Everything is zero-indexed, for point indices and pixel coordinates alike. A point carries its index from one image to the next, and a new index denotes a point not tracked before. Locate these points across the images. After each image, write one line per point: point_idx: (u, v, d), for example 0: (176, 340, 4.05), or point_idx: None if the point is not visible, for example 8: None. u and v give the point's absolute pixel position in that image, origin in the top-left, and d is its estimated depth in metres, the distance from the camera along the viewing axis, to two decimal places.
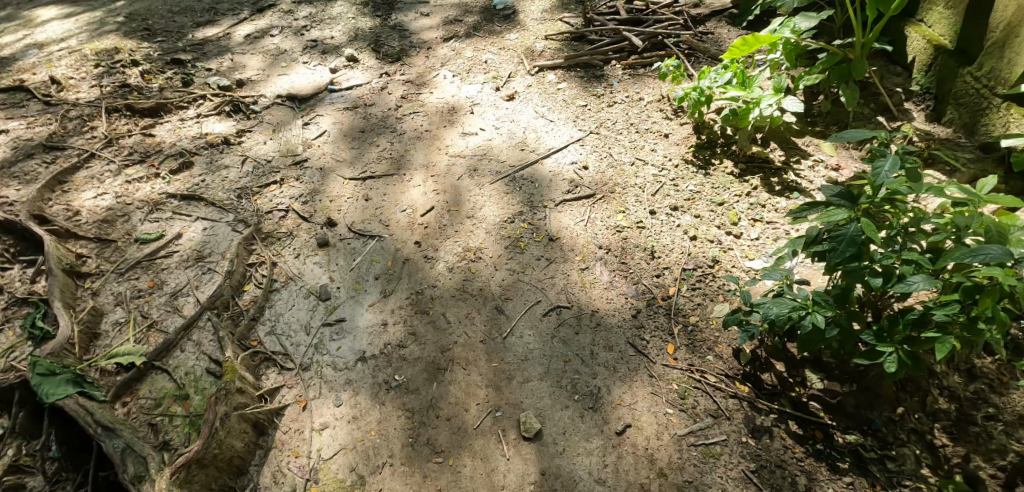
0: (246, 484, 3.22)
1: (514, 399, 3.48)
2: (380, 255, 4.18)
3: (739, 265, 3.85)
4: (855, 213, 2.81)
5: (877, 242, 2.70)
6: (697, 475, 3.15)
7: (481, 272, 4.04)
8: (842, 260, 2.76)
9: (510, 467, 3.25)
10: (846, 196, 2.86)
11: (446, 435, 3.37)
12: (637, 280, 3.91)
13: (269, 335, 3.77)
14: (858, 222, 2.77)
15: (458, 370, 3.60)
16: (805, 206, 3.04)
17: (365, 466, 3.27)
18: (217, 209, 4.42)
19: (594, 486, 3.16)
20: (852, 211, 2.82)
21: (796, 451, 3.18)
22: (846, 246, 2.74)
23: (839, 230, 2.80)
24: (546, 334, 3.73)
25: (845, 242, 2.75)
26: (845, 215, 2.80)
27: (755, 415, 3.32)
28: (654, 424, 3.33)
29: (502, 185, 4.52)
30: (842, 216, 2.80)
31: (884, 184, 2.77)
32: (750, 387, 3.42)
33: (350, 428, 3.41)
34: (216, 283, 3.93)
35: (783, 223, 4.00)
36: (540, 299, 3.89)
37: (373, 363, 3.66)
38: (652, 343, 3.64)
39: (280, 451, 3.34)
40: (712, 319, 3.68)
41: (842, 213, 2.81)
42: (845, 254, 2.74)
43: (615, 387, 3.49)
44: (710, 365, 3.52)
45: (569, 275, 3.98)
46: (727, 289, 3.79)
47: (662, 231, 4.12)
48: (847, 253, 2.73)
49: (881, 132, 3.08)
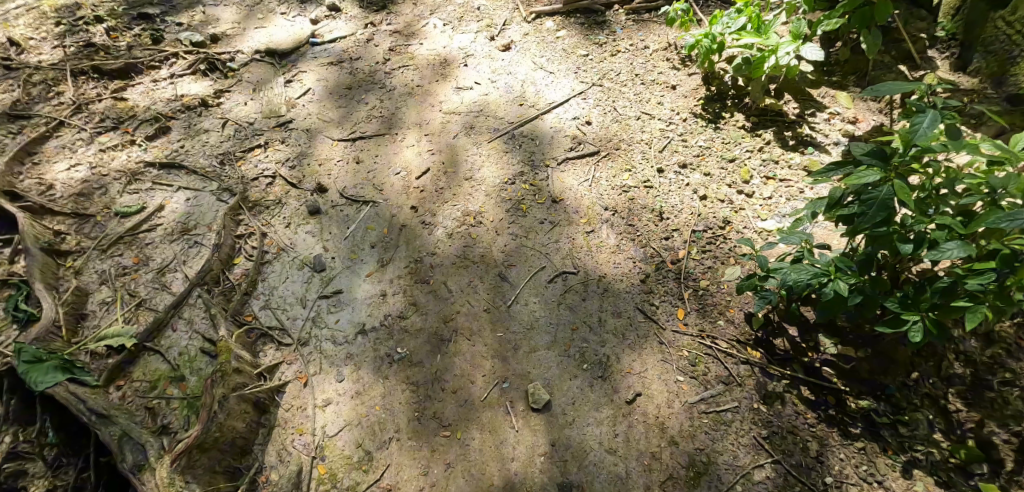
0: (251, 464, 3.19)
1: (521, 369, 3.43)
2: (376, 222, 3.99)
3: (750, 226, 3.71)
4: (888, 174, 2.61)
5: (910, 207, 2.54)
6: (708, 443, 3.16)
7: (482, 238, 3.88)
8: (871, 225, 2.60)
9: (519, 439, 3.23)
10: (877, 155, 2.66)
11: (453, 407, 3.34)
12: (645, 243, 3.78)
13: (264, 309, 3.64)
14: (891, 184, 2.59)
15: (462, 341, 3.53)
16: (830, 165, 2.84)
17: (371, 442, 3.25)
18: (199, 177, 4.18)
19: (606, 456, 3.16)
20: (884, 171, 2.63)
21: (807, 417, 3.18)
22: (876, 210, 2.58)
23: (869, 192, 2.62)
24: (552, 302, 3.63)
25: (876, 207, 2.58)
26: (877, 177, 2.61)
27: (767, 382, 3.28)
28: (665, 392, 3.30)
29: (502, 144, 4.30)
30: (873, 178, 2.61)
31: (921, 142, 2.56)
32: (762, 353, 3.37)
33: (354, 403, 3.36)
34: (204, 258, 3.75)
35: (796, 181, 3.84)
36: (546, 265, 3.77)
37: (374, 336, 3.57)
38: (661, 308, 3.55)
39: (283, 429, 3.29)
40: (723, 283, 3.57)
41: (874, 174, 2.61)
42: (876, 219, 2.58)
43: (624, 355, 3.42)
44: (722, 331, 3.45)
45: (575, 239, 3.84)
46: (740, 251, 3.65)
47: (671, 191, 3.95)
48: (877, 218, 2.57)
49: (919, 85, 2.84)
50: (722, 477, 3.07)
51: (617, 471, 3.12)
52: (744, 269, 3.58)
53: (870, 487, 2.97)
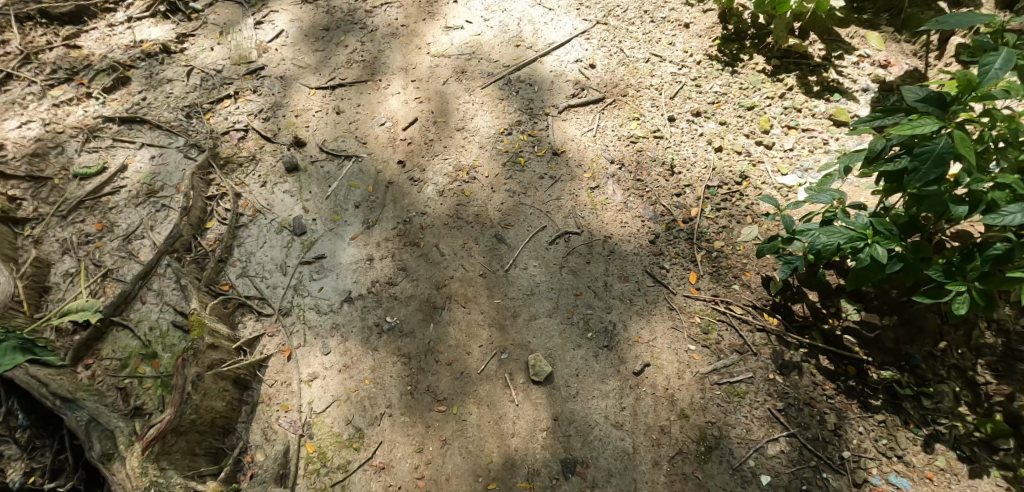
0: (235, 443, 3.05)
1: (520, 339, 3.21)
2: (359, 179, 3.65)
3: (768, 182, 3.45)
4: (946, 124, 2.31)
5: (970, 163, 2.24)
6: (720, 415, 3.00)
7: (476, 195, 3.56)
8: (923, 183, 2.32)
9: (519, 413, 3.06)
10: (935, 102, 2.35)
11: (448, 381, 3.14)
12: (654, 200, 3.52)
13: (241, 277, 3.41)
14: (949, 136, 2.28)
15: (457, 309, 3.28)
16: (878, 114, 2.55)
17: (362, 418, 3.09)
18: (164, 133, 3.84)
19: (611, 430, 3.00)
20: (941, 120, 2.32)
21: (826, 388, 3.01)
22: (931, 167, 2.27)
23: (924, 145, 2.31)
24: (553, 265, 3.38)
25: (930, 162, 2.28)
26: (934, 127, 2.30)
27: (784, 351, 3.11)
28: (674, 362, 3.12)
29: (497, 90, 3.92)
30: (931, 128, 2.30)
31: (987, 87, 2.27)
32: (779, 319, 3.18)
33: (342, 377, 3.18)
34: (172, 222, 3.48)
35: (820, 131, 3.52)
36: (546, 225, 3.48)
37: (362, 304, 3.32)
38: (672, 271, 3.34)
39: (268, 406, 3.14)
40: (740, 244, 3.35)
41: (932, 124, 2.30)
42: (929, 177, 2.29)
43: (631, 321, 3.23)
44: (737, 295, 3.26)
45: (578, 196, 3.55)
46: (759, 209, 3.40)
47: (683, 142, 3.65)
48: (931, 176, 2.28)
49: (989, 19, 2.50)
50: (735, 452, 2.92)
51: (624, 446, 2.96)
52: (761, 230, 3.35)
53: (889, 461, 2.82)
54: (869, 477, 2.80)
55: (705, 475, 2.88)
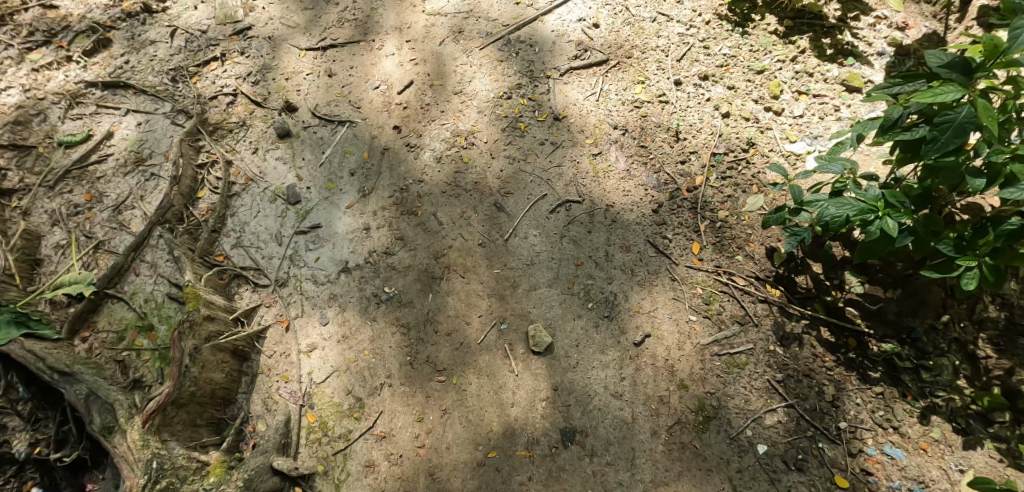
0: (236, 414, 3.06)
1: (520, 309, 3.19)
2: (354, 146, 3.56)
3: (777, 149, 3.41)
4: (970, 92, 2.21)
5: (992, 134, 2.16)
6: (720, 386, 3.02)
7: (475, 162, 3.47)
8: (940, 154, 2.25)
9: (519, 383, 3.06)
10: (959, 67, 2.25)
11: (447, 351, 3.13)
12: (657, 168, 3.46)
13: (235, 248, 3.37)
14: (972, 105, 2.19)
15: (456, 279, 3.25)
16: (897, 79, 2.46)
17: (362, 388, 3.09)
18: (150, 98, 3.76)
19: (611, 400, 3.01)
20: (965, 87, 2.23)
21: (826, 360, 3.04)
22: (951, 137, 2.20)
23: (944, 114, 2.23)
24: (553, 235, 3.32)
25: (950, 132, 2.20)
26: (957, 95, 2.21)
27: (786, 322, 3.12)
28: (675, 333, 3.13)
29: (496, 51, 3.77)
30: (953, 96, 2.21)
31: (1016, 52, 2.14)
32: (782, 291, 3.18)
33: (341, 348, 3.16)
34: (163, 192, 3.42)
35: (831, 97, 3.49)
36: (546, 194, 3.41)
37: (359, 274, 3.28)
38: (675, 242, 3.31)
39: (268, 377, 3.13)
40: (744, 214, 3.32)
41: (954, 92, 2.21)
42: (947, 148, 2.22)
43: (632, 291, 3.21)
44: (740, 267, 3.25)
45: (580, 163, 3.47)
46: (765, 178, 3.36)
47: (689, 107, 3.58)
48: (950, 147, 2.21)
49: None
50: (732, 421, 2.95)
51: (623, 416, 2.98)
52: (768, 199, 3.31)
53: (885, 432, 2.86)
54: (864, 448, 2.85)
55: (703, 445, 2.91)
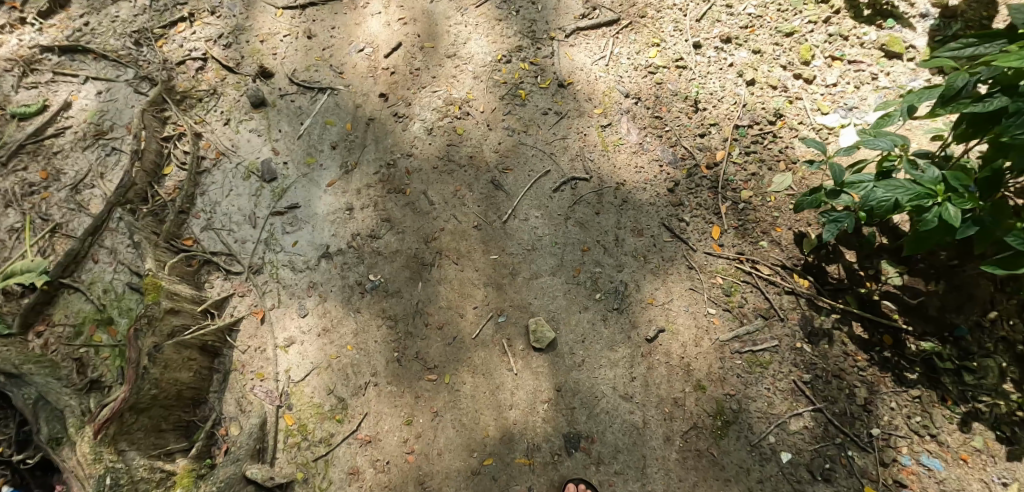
0: (208, 415, 2.79)
1: (520, 300, 2.86)
2: (336, 116, 3.18)
3: (806, 121, 3.06)
4: None
5: None
6: (740, 388, 2.73)
7: (469, 134, 3.10)
8: None
9: (519, 383, 2.75)
10: None
11: (438, 347, 2.82)
12: (674, 141, 3.08)
13: (205, 231, 3.06)
14: None
15: (449, 266, 2.91)
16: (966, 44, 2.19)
17: (345, 388, 2.80)
18: (111, 64, 3.40)
19: (619, 403, 2.70)
20: None
21: (858, 360, 2.73)
22: None
23: None
24: (557, 216, 2.97)
25: None
26: None
27: (815, 316, 2.82)
28: (692, 328, 2.82)
29: (494, 9, 3.36)
30: None
31: None
32: (811, 282, 2.86)
33: (322, 343, 2.86)
34: (123, 169, 3.09)
35: (868, 64, 3.11)
36: (549, 170, 3.04)
37: (341, 260, 2.94)
38: (693, 225, 2.96)
39: (242, 374, 2.85)
40: (770, 194, 2.98)
41: None
42: None
43: (645, 280, 2.88)
44: (764, 254, 2.92)
45: (587, 135, 3.09)
46: (794, 153, 3.01)
47: (709, 73, 3.19)
48: None
49: None
50: (753, 427, 2.67)
51: (633, 420, 2.68)
52: (795, 178, 2.97)
53: (921, 440, 2.58)
54: (897, 457, 2.57)
55: (720, 452, 2.63)
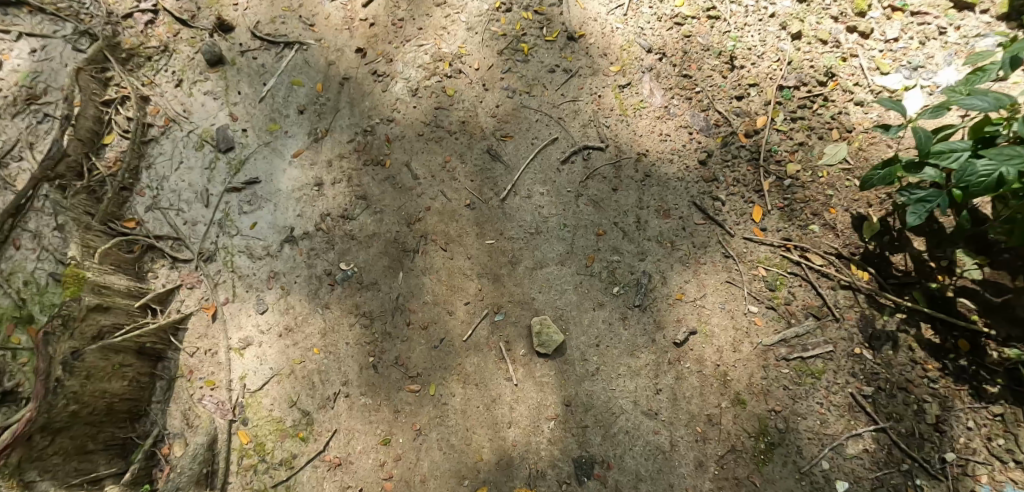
0: (149, 430, 2.36)
1: (521, 294, 2.38)
2: (305, 75, 2.69)
3: (863, 82, 2.52)
4: None
5: None
6: (787, 403, 2.25)
7: (462, 95, 2.61)
8: None
9: (520, 396, 2.27)
10: None
11: (422, 351, 2.34)
12: (706, 104, 2.56)
13: (150, 211, 2.59)
14: None
15: (435, 253, 2.43)
16: None
17: (310, 399, 2.33)
18: (48, 18, 2.81)
19: (641, 420, 2.23)
20: None
21: (927, 369, 2.23)
22: None
23: None
24: (566, 193, 2.48)
25: None
26: None
27: (876, 316, 2.30)
28: (729, 330, 2.33)
29: None
30: None
31: None
32: (871, 274, 2.33)
33: (283, 345, 2.38)
34: (55, 137, 2.55)
35: (935, 15, 2.55)
36: (557, 137, 2.54)
37: (308, 246, 2.47)
38: (730, 205, 2.46)
39: (189, 382, 2.40)
40: (822, 170, 2.44)
41: None
42: None
43: (673, 271, 2.39)
44: (816, 240, 2.40)
45: (601, 97, 2.59)
46: (849, 120, 2.48)
47: (746, 25, 2.62)
48: None
49: None
50: (803, 450, 2.19)
51: (659, 442, 2.21)
52: (851, 149, 2.44)
53: (1004, 467, 2.09)
54: (976, 488, 2.09)
55: (763, 481, 2.17)
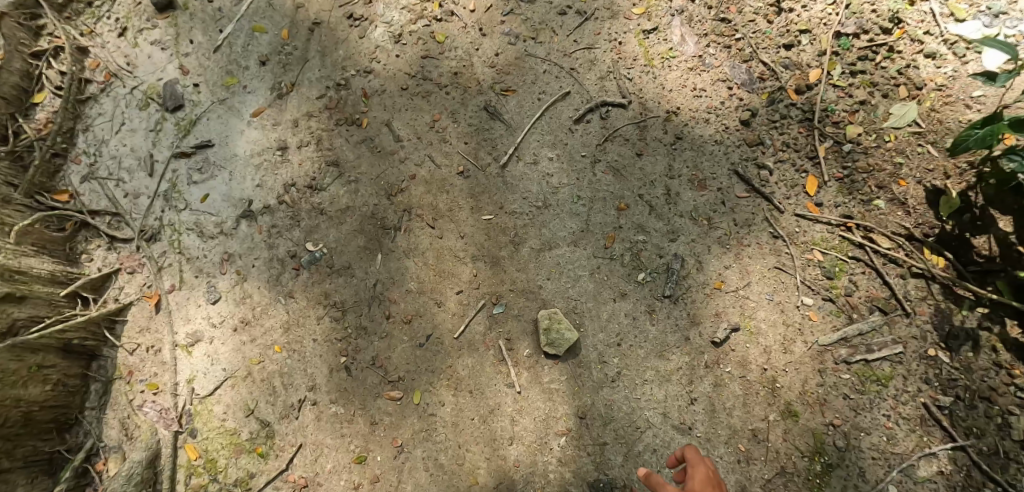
0: (82, 442, 1.97)
1: (526, 281, 1.97)
2: (268, 21, 2.24)
3: (934, 31, 2.03)
4: None
5: None
6: (849, 415, 1.84)
7: (455, 41, 2.18)
8: None
9: (523, 406, 1.87)
10: None
11: (405, 351, 1.93)
12: (748, 54, 2.12)
13: (86, 181, 2.17)
14: None
15: (421, 232, 2.02)
16: None
17: (270, 408, 1.92)
18: None
19: (672, 437, 1.83)
20: None
21: (1015, 376, 1.80)
22: None
23: None
24: (580, 158, 2.06)
25: None
26: None
27: (953, 311, 1.88)
28: (778, 326, 1.92)
29: None
30: None
31: None
32: (948, 260, 1.91)
33: (239, 342, 1.98)
34: None
35: None
36: (568, 90, 2.12)
37: (268, 223, 2.05)
38: (778, 175, 2.03)
39: (129, 385, 2.00)
40: (889, 133, 2.01)
41: None
42: None
43: (710, 254, 1.97)
44: (882, 219, 1.97)
45: (622, 44, 2.16)
46: (917, 77, 2.02)
47: None
48: None
49: None
50: (866, 473, 1.80)
51: None
52: (921, 110, 2.00)
53: None
54: None
55: None
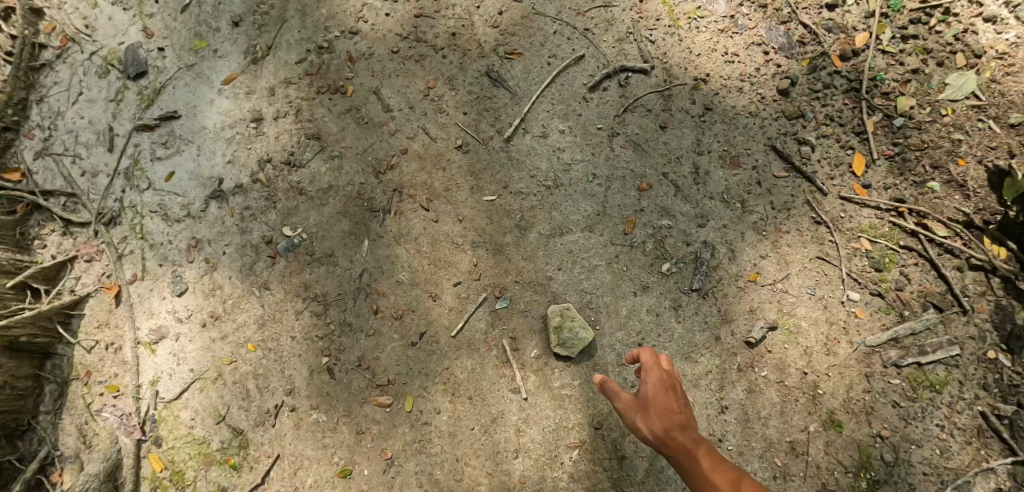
0: (35, 449, 1.73)
1: (534, 271, 1.73)
2: None
3: None
4: None
5: None
6: (902, 426, 1.61)
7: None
8: None
9: (530, 415, 1.64)
10: None
11: (395, 351, 1.70)
12: (786, 15, 1.87)
13: (40, 159, 1.89)
14: None
15: (413, 215, 1.78)
16: None
17: (242, 414, 1.69)
18: None
19: None
20: None
21: None
22: None
23: None
24: (595, 131, 1.82)
25: None
26: None
27: (1016, 308, 1.64)
28: (821, 324, 1.68)
29: None
30: None
31: None
32: (1011, 253, 1.66)
33: (208, 340, 1.74)
34: None
35: None
36: (583, 53, 1.87)
37: (242, 204, 1.81)
38: (821, 152, 1.79)
39: (87, 387, 1.76)
40: (946, 106, 1.76)
41: None
42: None
43: (744, 242, 1.74)
44: (937, 204, 1.73)
45: (643, 3, 1.90)
46: (977, 44, 1.77)
47: None
48: None
49: None
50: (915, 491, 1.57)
51: None
52: (981, 81, 1.75)
53: None
54: None
55: None
